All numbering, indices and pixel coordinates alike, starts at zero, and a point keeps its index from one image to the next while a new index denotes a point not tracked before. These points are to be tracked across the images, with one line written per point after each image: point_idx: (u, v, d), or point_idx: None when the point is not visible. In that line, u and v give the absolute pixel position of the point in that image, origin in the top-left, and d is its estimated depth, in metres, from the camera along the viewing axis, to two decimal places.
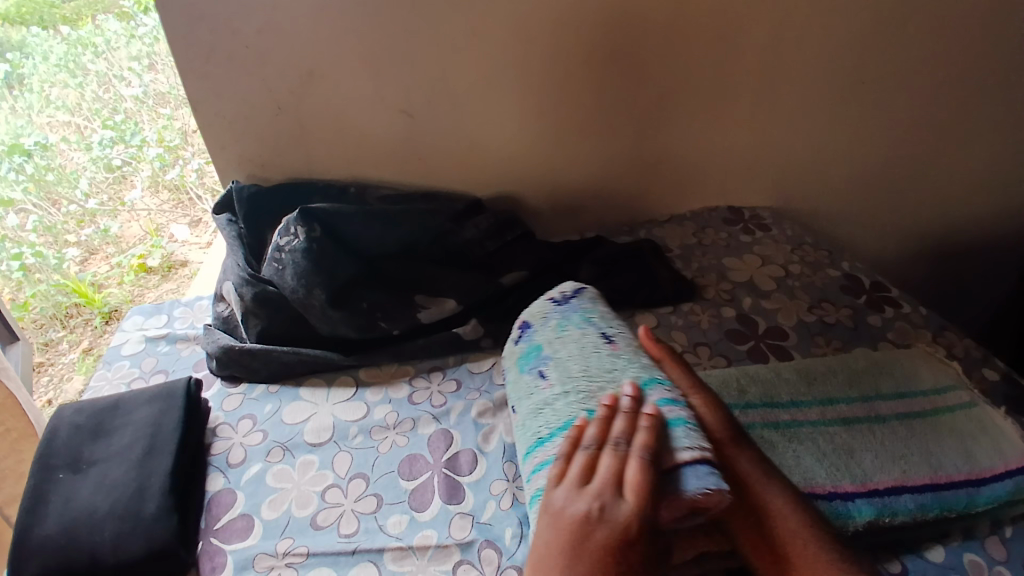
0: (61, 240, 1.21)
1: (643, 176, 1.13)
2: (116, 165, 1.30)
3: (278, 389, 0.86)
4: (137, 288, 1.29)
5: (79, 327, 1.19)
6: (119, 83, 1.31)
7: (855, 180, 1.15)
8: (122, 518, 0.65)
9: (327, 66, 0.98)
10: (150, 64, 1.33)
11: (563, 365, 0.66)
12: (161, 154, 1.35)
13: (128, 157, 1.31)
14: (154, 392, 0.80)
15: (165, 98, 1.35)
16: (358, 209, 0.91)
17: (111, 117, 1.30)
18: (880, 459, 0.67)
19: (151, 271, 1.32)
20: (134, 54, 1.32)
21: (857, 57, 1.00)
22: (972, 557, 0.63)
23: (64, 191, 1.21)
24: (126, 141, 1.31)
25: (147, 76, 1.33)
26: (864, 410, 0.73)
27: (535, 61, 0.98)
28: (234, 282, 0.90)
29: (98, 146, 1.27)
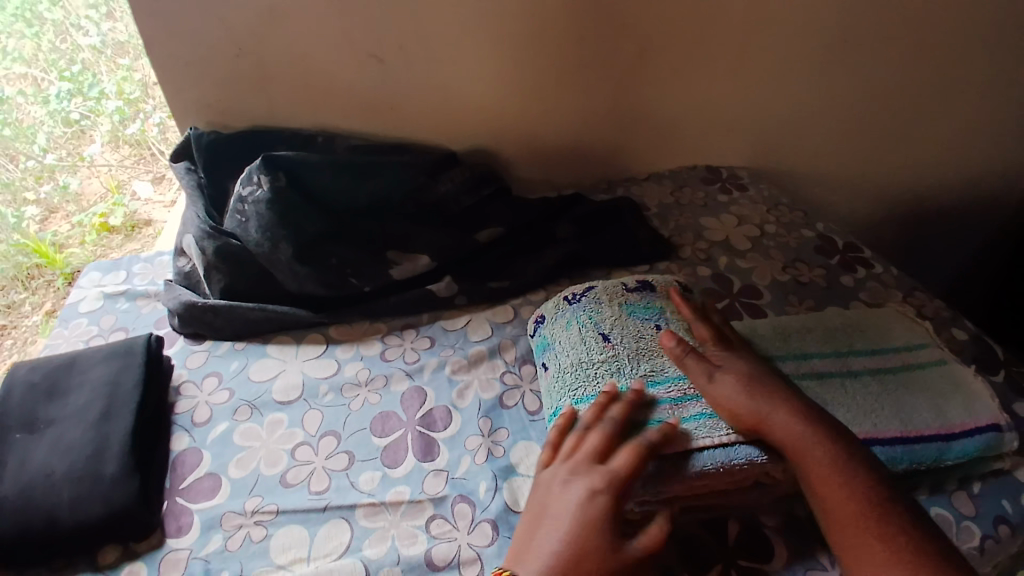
0: (20, 197, 1.15)
1: (623, 133, 1.10)
2: (74, 119, 1.20)
3: (244, 347, 0.83)
4: (100, 248, 1.22)
5: (42, 289, 1.13)
6: (76, 32, 1.19)
7: (836, 139, 1.14)
8: (80, 480, 0.63)
9: (291, 5, 0.92)
10: (108, 12, 1.21)
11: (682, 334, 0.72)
12: (120, 107, 1.24)
13: (86, 110, 1.21)
14: (112, 349, 0.77)
15: (125, 48, 1.23)
16: (326, 159, 0.87)
17: (68, 68, 1.19)
18: (853, 414, 0.68)
19: (113, 230, 1.24)
20: (92, 2, 1.19)
21: (840, 13, 0.98)
22: (941, 511, 0.66)
23: (22, 147, 1.15)
24: (85, 94, 1.21)
25: (106, 25, 1.21)
26: (837, 365, 0.73)
27: (513, 4, 0.94)
28: (194, 236, 0.86)
29: (55, 99, 1.17)
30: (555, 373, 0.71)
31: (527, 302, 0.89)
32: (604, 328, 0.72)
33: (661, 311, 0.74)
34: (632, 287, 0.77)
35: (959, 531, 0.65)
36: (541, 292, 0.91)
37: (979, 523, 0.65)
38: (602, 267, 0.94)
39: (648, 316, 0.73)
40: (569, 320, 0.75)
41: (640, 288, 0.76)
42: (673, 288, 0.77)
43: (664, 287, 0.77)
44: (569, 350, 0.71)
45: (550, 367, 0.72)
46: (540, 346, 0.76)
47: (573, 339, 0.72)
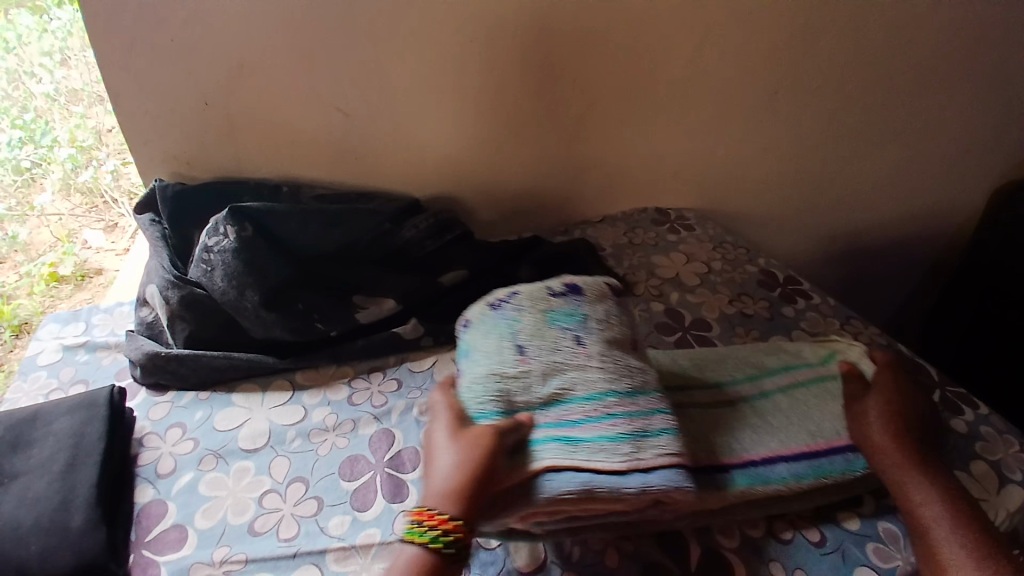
0: None
1: (577, 178, 1.17)
2: (24, 167, 1.23)
3: (208, 396, 0.83)
4: (49, 299, 1.20)
5: None
6: (28, 79, 1.23)
7: (775, 182, 1.23)
8: (48, 532, 0.63)
9: (256, 62, 0.96)
10: (62, 59, 1.23)
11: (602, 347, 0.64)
12: (73, 154, 1.27)
13: (37, 158, 1.24)
14: (74, 401, 0.76)
15: (78, 96, 1.27)
16: (291, 208, 0.90)
17: (20, 117, 1.23)
18: (759, 436, 0.71)
19: (62, 279, 1.22)
20: (46, 49, 1.22)
21: (772, 68, 1.07)
22: (887, 525, 0.69)
23: None
24: (35, 141, 1.24)
25: (59, 72, 1.24)
26: (750, 389, 0.76)
27: (472, 61, 1.00)
28: (159, 284, 0.87)
29: (4, 147, 1.20)
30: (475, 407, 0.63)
31: None
32: (519, 339, 0.63)
33: (584, 319, 0.65)
34: (559, 290, 0.66)
35: (905, 544, 0.67)
36: None
37: None
38: None
39: (569, 325, 0.65)
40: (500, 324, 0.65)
41: (565, 292, 0.67)
42: (601, 293, 0.68)
43: (593, 290, 0.68)
44: (481, 360, 0.64)
45: (464, 373, 0.65)
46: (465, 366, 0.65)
47: (485, 347, 0.64)
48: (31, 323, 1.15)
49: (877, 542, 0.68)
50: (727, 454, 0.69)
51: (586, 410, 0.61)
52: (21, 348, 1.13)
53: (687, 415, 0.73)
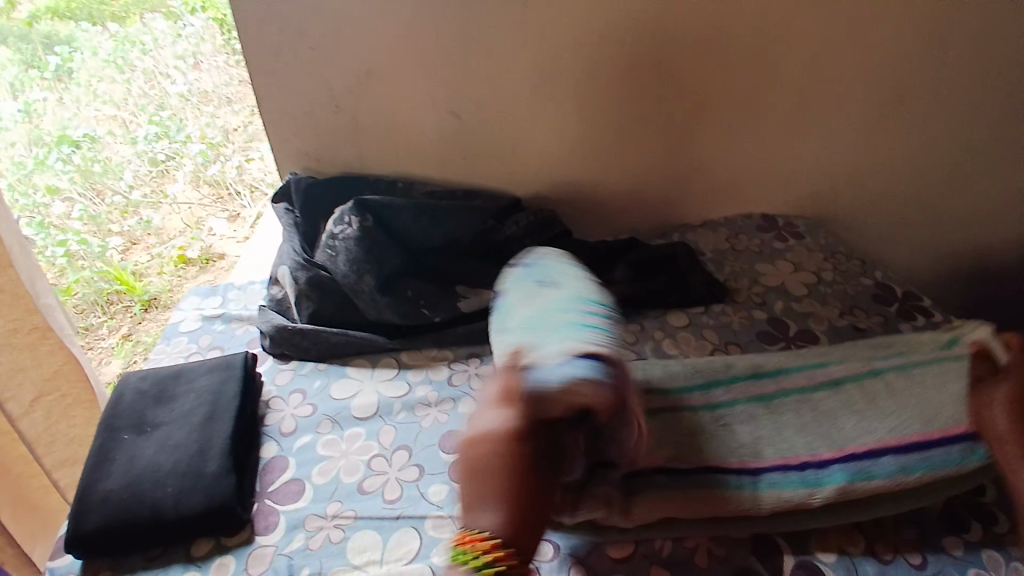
0: (104, 229, 1.35)
1: (679, 182, 1.16)
2: (159, 159, 1.43)
3: (326, 367, 0.91)
4: (176, 279, 1.33)
5: (119, 314, 1.28)
6: (164, 79, 1.49)
7: (894, 194, 1.16)
8: (185, 475, 0.72)
9: (381, 69, 1.04)
10: (194, 62, 1.51)
11: None
12: (203, 150, 1.46)
13: (171, 151, 1.44)
14: (214, 362, 0.87)
15: (208, 97, 1.51)
16: (406, 202, 0.96)
17: (157, 114, 1.46)
18: (806, 439, 0.71)
19: (189, 262, 1.35)
20: (179, 53, 1.50)
21: (896, 72, 1.02)
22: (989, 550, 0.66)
23: (109, 182, 1.38)
24: (171, 136, 1.45)
25: (191, 74, 1.51)
26: (816, 377, 0.77)
27: (580, 67, 1.02)
28: (290, 266, 0.96)
29: (142, 140, 1.43)
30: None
31: None
32: None
33: None
34: None
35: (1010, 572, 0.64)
36: None
37: None
38: (659, 308, 0.99)
39: None
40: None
41: None
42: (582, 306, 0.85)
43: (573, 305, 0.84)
44: None
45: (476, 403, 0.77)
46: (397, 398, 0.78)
47: None
48: (159, 299, 1.30)
49: (979, 568, 0.65)
50: (762, 455, 0.69)
51: None
52: (149, 322, 1.28)
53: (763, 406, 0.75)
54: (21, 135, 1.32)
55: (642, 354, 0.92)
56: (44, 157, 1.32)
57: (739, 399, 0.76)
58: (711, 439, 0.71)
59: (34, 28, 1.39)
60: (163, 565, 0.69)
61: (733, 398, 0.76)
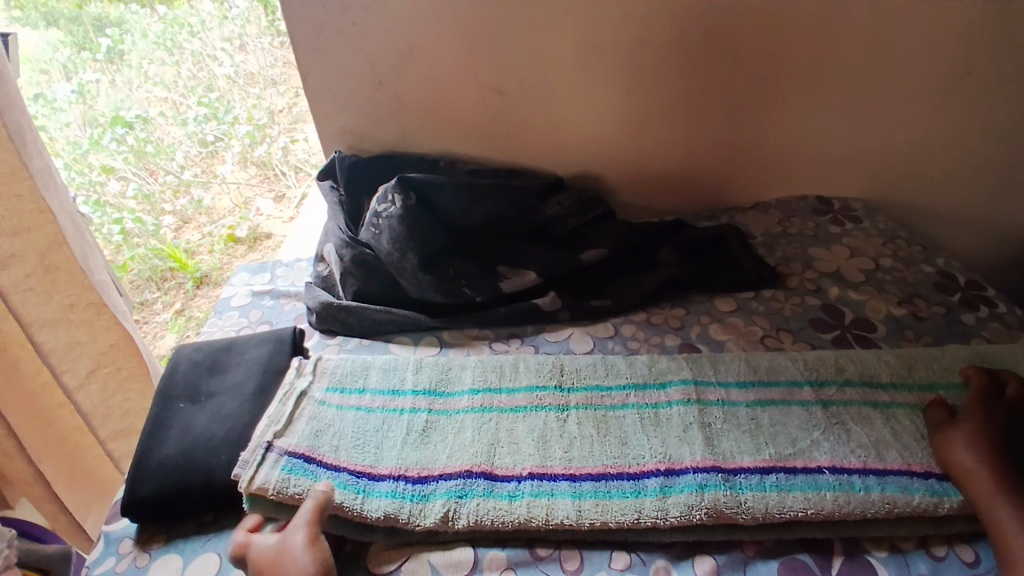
0: (158, 208, 1.37)
1: (728, 162, 1.12)
2: (209, 141, 1.41)
3: (370, 343, 0.92)
4: (226, 256, 1.47)
5: (173, 289, 1.39)
6: (212, 62, 1.39)
7: (961, 176, 1.09)
8: (236, 444, 0.74)
9: (425, 45, 1.03)
10: (240, 44, 1.41)
11: (616, 366, 0.82)
12: (250, 132, 1.46)
13: (220, 133, 1.42)
14: (262, 337, 0.89)
15: (254, 79, 1.45)
16: (450, 180, 0.96)
17: (206, 95, 1.39)
18: (873, 445, 0.70)
19: (239, 241, 1.49)
20: (226, 36, 1.39)
21: (968, 42, 0.95)
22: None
23: (162, 163, 1.36)
24: (219, 118, 1.41)
25: (238, 56, 1.42)
26: (887, 394, 0.76)
27: (627, 41, 0.99)
28: (335, 244, 0.97)
29: (192, 122, 1.37)
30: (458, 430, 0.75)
31: (628, 321, 0.93)
32: (544, 372, 0.81)
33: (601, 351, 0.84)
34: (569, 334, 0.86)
35: None
36: (642, 312, 0.94)
37: None
38: (705, 292, 0.97)
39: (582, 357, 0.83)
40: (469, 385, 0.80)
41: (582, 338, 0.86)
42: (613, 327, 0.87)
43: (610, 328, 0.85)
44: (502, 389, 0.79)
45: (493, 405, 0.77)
46: (420, 390, 0.80)
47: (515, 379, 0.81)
48: (211, 276, 1.42)
49: None
50: (823, 456, 0.69)
51: (637, 413, 0.75)
52: (201, 297, 1.40)
53: (832, 411, 0.74)
54: (75, 117, 1.22)
55: (687, 339, 0.89)
56: (99, 137, 1.26)
57: (805, 399, 0.76)
58: (776, 438, 0.71)
59: (86, 8, 1.18)
60: (215, 530, 0.72)
61: (799, 398, 0.76)
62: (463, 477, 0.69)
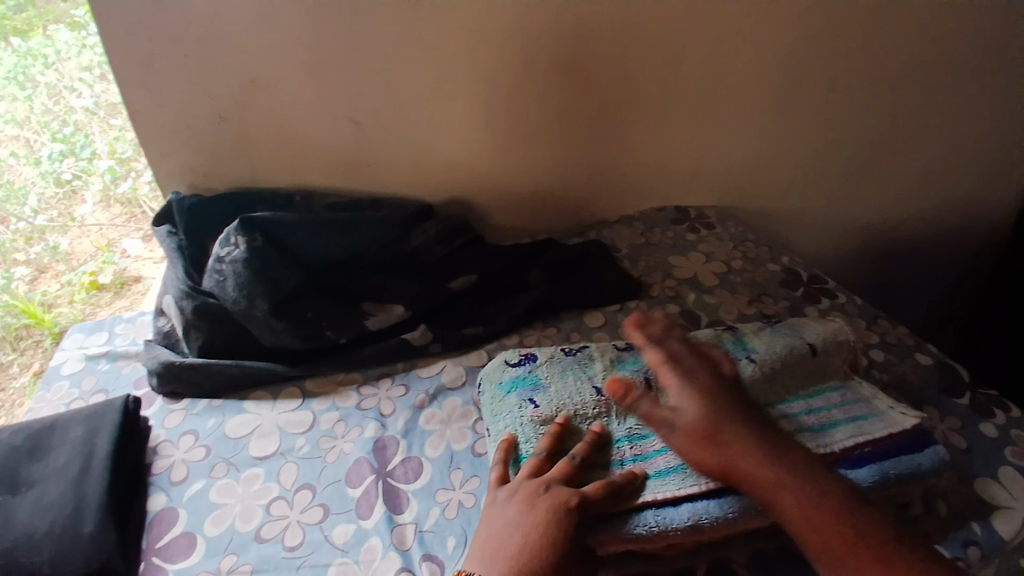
0: (10, 258, 1.18)
1: (591, 180, 1.15)
2: (65, 180, 1.22)
3: (221, 403, 0.84)
4: (89, 307, 1.23)
5: (30, 349, 1.15)
6: (69, 94, 1.19)
7: (797, 178, 1.19)
8: (59, 538, 0.64)
9: (268, 76, 0.98)
10: (101, 73, 1.18)
11: (555, 399, 0.73)
12: (113, 166, 1.24)
13: (79, 171, 1.23)
14: (91, 410, 0.79)
15: (118, 109, 1.22)
16: (301, 217, 0.90)
17: (60, 130, 1.20)
18: None
19: (103, 288, 1.25)
20: (85, 64, 1.17)
21: (793, 60, 1.03)
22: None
23: (12, 208, 1.17)
24: (76, 154, 1.22)
25: (99, 86, 1.19)
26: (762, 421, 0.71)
27: (480, 66, 0.99)
28: (174, 295, 0.89)
29: (46, 160, 1.20)
30: (673, 450, 0.67)
31: (501, 347, 0.91)
32: (598, 382, 0.75)
33: (648, 366, 0.78)
34: (622, 348, 0.81)
35: None
36: (514, 336, 0.93)
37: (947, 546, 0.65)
38: (573, 310, 0.97)
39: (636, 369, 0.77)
40: (517, 378, 0.77)
41: (627, 349, 0.81)
42: None
43: None
44: (562, 397, 0.73)
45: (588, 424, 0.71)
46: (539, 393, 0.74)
47: (568, 387, 0.74)
48: None
49: None
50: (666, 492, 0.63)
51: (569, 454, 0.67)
52: None
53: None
54: None
55: None
56: None
57: None
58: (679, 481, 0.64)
59: None
60: None
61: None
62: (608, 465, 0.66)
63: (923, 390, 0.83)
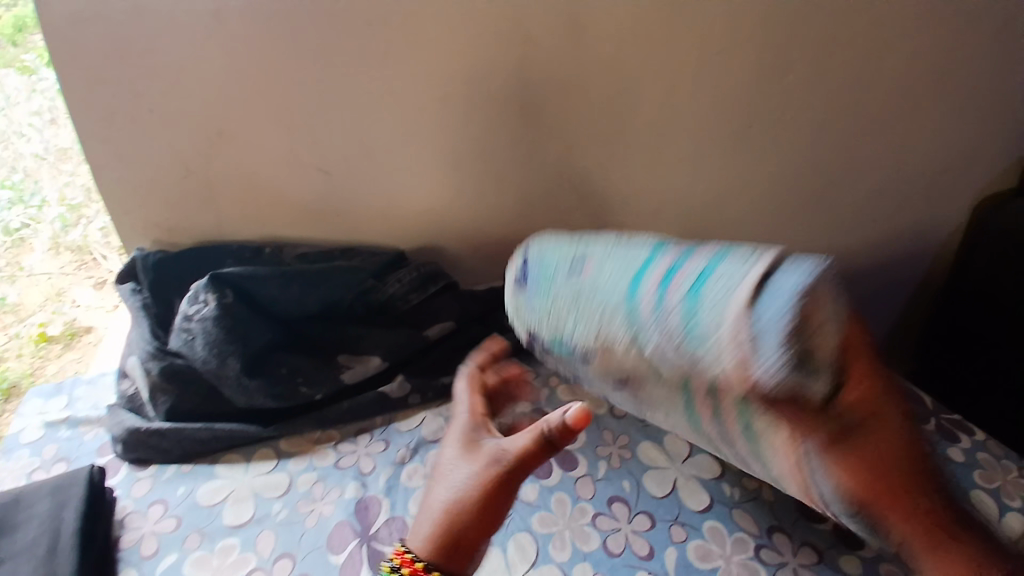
0: None
1: (559, 222, 1.17)
2: (14, 228, 1.21)
3: (191, 469, 0.81)
4: (38, 361, 1.17)
5: None
6: (18, 140, 1.16)
7: (757, 213, 1.23)
8: None
9: (235, 129, 0.97)
10: (51, 118, 1.13)
11: (602, 267, 0.55)
12: (62, 213, 1.20)
13: (27, 219, 1.21)
14: (52, 483, 0.74)
15: (66, 155, 1.16)
16: (272, 271, 0.89)
17: (9, 177, 1.19)
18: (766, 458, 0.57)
19: (53, 339, 1.19)
20: (34, 110, 1.12)
21: (747, 102, 1.08)
22: None
23: None
24: (25, 201, 1.20)
25: (48, 132, 1.15)
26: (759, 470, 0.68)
27: (446, 115, 1.01)
28: (139, 357, 0.85)
29: None
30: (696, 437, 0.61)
31: None
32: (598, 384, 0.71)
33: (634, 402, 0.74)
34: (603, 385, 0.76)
35: None
36: None
37: None
38: None
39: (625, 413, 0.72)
40: (536, 269, 0.61)
41: None
42: None
43: None
44: (608, 275, 0.54)
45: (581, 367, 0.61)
46: (560, 275, 0.59)
47: (605, 269, 0.55)
48: (18, 387, 1.12)
49: None
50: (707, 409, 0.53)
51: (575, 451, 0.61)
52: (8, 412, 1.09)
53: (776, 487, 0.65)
54: None
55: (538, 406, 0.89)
56: None
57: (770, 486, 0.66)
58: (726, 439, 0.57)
59: None
60: None
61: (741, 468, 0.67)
62: (675, 307, 0.48)
63: None
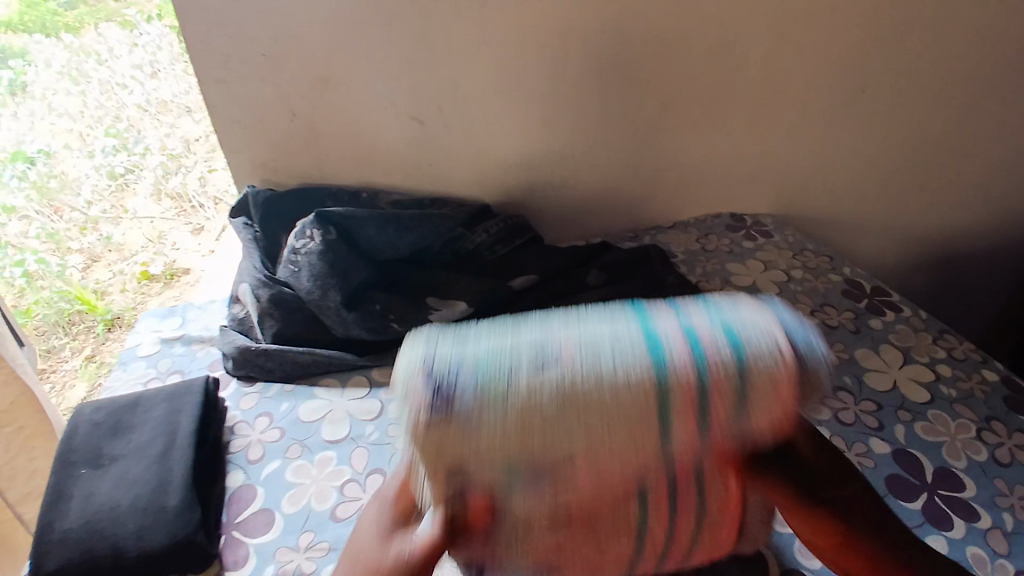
0: (63, 246, 1.26)
1: (646, 184, 1.15)
2: (117, 173, 1.34)
3: (292, 389, 0.88)
4: (139, 296, 1.26)
5: (82, 334, 1.19)
6: (120, 91, 1.35)
7: (859, 185, 1.17)
8: (145, 510, 0.68)
9: (339, 76, 1.02)
10: (152, 71, 1.36)
11: None
12: (162, 162, 1.37)
13: (129, 165, 1.35)
14: (171, 391, 0.83)
15: (167, 107, 1.39)
16: (372, 214, 0.94)
17: (113, 125, 1.35)
18: None
19: (153, 278, 1.28)
20: (135, 63, 1.34)
21: (856, 63, 1.02)
22: (976, 550, 0.67)
23: (66, 199, 1.29)
24: (128, 148, 1.35)
25: (149, 84, 1.37)
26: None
27: (541, 66, 1.01)
28: (251, 283, 0.93)
29: (99, 153, 1.33)
30: None
31: None
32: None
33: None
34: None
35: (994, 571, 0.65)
36: None
37: (1014, 561, 0.66)
38: None
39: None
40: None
41: None
42: None
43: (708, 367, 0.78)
44: None
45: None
46: None
47: None
48: (122, 317, 1.21)
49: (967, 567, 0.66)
50: None
51: None
52: (113, 342, 1.19)
53: None
54: None
55: None
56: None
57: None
58: None
59: None
60: None
61: None
62: None
63: (992, 406, 0.82)
